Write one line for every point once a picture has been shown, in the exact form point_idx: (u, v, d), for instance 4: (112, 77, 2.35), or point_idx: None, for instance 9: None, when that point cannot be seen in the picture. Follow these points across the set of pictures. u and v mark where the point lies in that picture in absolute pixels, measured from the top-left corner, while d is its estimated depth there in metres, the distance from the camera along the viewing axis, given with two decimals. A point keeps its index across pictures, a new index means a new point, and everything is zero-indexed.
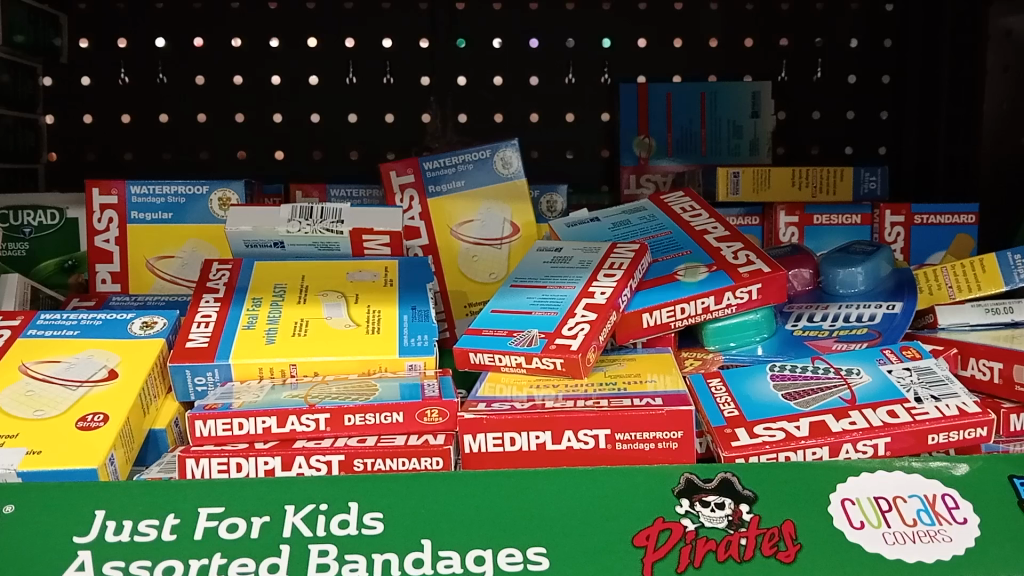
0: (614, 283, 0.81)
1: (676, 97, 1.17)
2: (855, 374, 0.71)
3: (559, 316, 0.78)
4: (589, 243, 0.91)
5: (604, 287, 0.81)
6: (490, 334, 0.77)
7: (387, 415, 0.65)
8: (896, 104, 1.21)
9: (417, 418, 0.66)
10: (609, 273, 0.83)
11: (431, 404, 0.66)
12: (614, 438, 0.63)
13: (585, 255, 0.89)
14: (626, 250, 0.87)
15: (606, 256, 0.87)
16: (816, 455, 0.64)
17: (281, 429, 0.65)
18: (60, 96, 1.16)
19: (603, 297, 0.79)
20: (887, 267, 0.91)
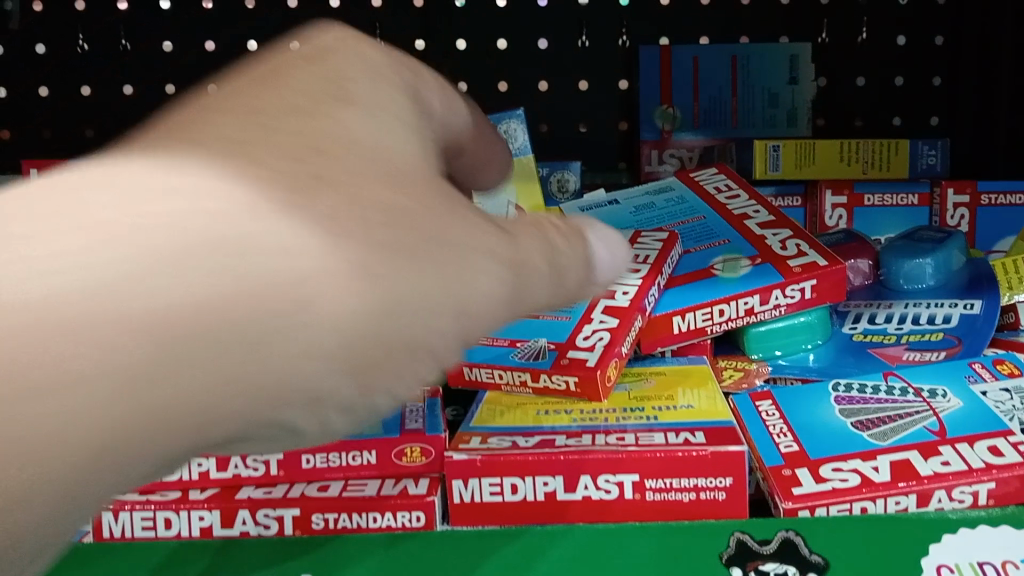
0: (640, 280, 0.66)
1: (703, 61, 1.00)
2: (940, 398, 0.57)
3: (573, 322, 0.64)
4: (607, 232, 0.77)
5: (627, 286, 0.66)
6: (488, 344, 0.64)
7: (356, 454, 0.53)
8: (953, 69, 1.02)
9: (393, 458, 0.54)
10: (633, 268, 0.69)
11: (411, 441, 0.53)
12: (642, 485, 0.50)
13: None
14: (655, 241, 0.73)
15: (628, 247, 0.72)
16: (901, 506, 0.50)
17: (222, 474, 0.53)
18: (10, 67, 0.99)
19: (627, 299, 0.64)
20: (959, 258, 0.77)
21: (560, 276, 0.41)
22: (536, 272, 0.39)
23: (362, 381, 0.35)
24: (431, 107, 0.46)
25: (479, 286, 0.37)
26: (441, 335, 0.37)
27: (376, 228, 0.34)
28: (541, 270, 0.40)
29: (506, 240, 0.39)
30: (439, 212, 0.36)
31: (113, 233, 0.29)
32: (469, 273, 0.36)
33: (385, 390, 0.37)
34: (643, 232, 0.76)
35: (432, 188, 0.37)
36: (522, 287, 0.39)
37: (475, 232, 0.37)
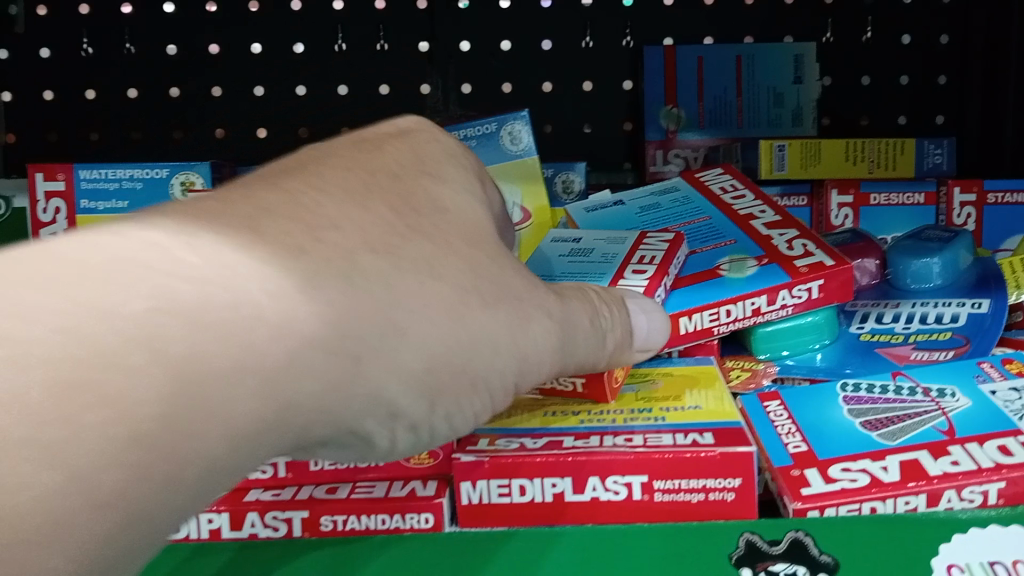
0: (646, 280, 0.66)
1: (708, 61, 1.00)
2: (949, 398, 0.57)
3: None
4: (614, 233, 0.77)
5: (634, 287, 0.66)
6: None
7: None
8: (958, 67, 1.02)
9: (401, 460, 0.54)
10: (639, 269, 0.69)
11: None
12: (651, 487, 0.50)
13: (608, 247, 0.74)
14: (661, 242, 0.73)
15: (634, 249, 0.72)
16: (910, 506, 0.50)
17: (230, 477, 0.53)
18: (16, 71, 0.99)
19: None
20: (966, 257, 0.77)
21: (599, 332, 0.53)
22: (579, 329, 0.51)
23: (438, 403, 0.44)
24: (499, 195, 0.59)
25: (537, 335, 0.48)
26: (500, 373, 0.47)
27: (466, 281, 0.44)
28: (583, 325, 0.52)
29: (557, 302, 0.50)
30: (511, 275, 0.48)
31: (252, 271, 0.35)
32: (532, 323, 0.47)
33: (445, 416, 0.45)
34: (649, 233, 0.76)
35: (500, 254, 0.48)
36: (568, 338, 0.51)
37: (536, 296, 0.49)
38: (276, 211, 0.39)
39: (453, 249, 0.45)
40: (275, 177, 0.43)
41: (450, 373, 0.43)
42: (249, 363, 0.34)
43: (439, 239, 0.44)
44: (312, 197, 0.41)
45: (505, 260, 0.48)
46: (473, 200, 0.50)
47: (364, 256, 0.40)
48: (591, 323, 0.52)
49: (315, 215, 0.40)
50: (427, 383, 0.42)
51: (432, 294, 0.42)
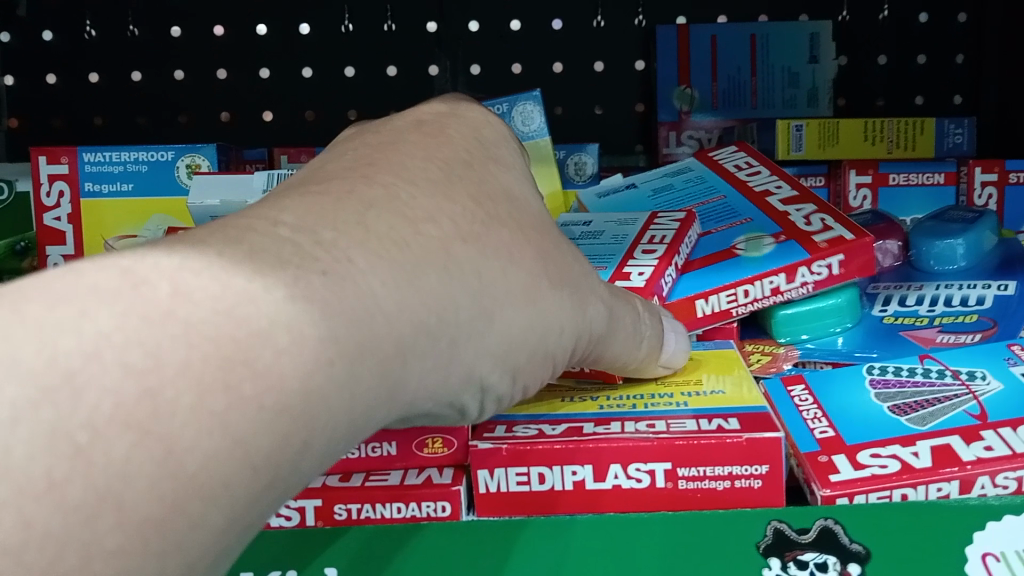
0: (655, 261, 0.65)
1: (722, 40, 0.97)
2: (980, 380, 0.56)
3: None
4: (625, 215, 0.75)
5: (642, 267, 0.64)
6: None
7: (378, 446, 0.52)
8: (976, 46, 0.99)
9: (415, 449, 0.52)
10: (648, 250, 0.67)
11: (431, 432, 0.52)
12: (675, 474, 0.49)
13: (619, 229, 0.72)
14: (671, 222, 0.71)
15: (645, 230, 0.71)
16: (942, 493, 0.48)
17: None
18: (19, 54, 0.98)
19: (642, 279, 0.63)
20: (991, 239, 0.75)
21: (643, 330, 0.54)
22: (628, 322, 0.53)
23: (518, 377, 0.46)
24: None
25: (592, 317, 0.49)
26: (563, 349, 0.48)
27: (540, 264, 0.46)
28: (631, 317, 0.54)
29: (609, 294, 0.52)
30: (569, 260, 0.49)
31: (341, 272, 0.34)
32: (588, 307, 0.49)
33: (522, 386, 0.47)
34: (660, 215, 0.74)
35: (547, 228, 0.49)
36: (619, 329, 0.52)
37: (591, 285, 0.50)
38: (377, 207, 0.38)
39: (526, 237, 0.46)
40: (364, 172, 0.41)
41: (528, 352, 0.46)
42: (336, 343, 0.33)
43: (515, 228, 0.45)
44: (404, 190, 0.40)
45: (553, 235, 0.50)
46: (530, 185, 0.52)
47: (457, 247, 0.40)
48: (636, 316, 0.54)
49: (408, 207, 0.40)
50: (512, 354, 0.45)
51: (513, 276, 0.44)
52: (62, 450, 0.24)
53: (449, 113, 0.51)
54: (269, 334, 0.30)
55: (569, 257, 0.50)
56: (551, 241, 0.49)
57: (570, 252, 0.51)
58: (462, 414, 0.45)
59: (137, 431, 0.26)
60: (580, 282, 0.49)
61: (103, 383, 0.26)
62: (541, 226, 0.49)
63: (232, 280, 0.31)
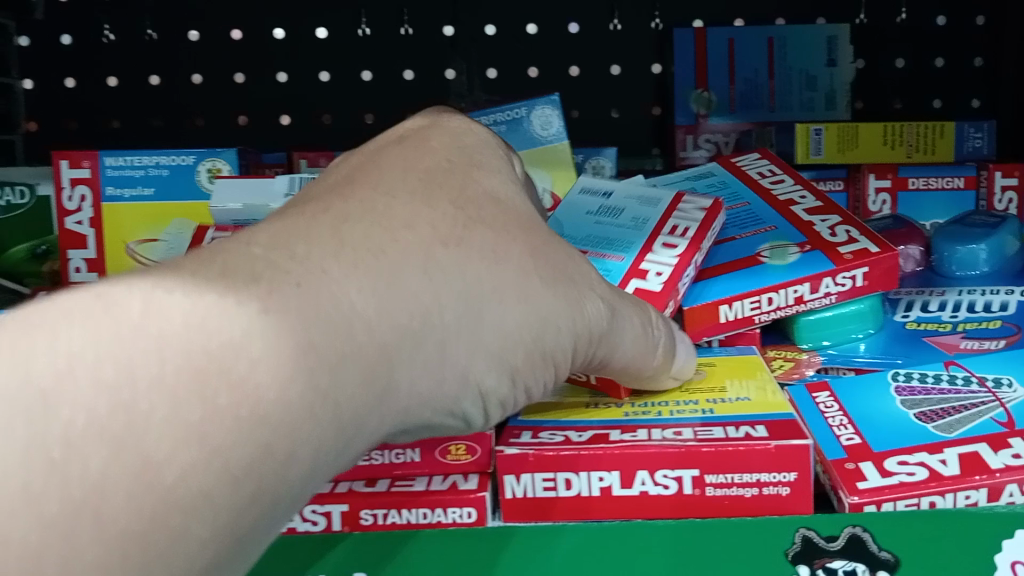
0: (675, 257, 0.65)
1: (739, 43, 0.97)
2: (1006, 388, 0.55)
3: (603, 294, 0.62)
4: (645, 192, 0.75)
5: (660, 265, 0.64)
6: None
7: (402, 453, 0.52)
8: (994, 50, 0.99)
9: (439, 455, 0.53)
10: (669, 243, 0.67)
11: (457, 438, 0.52)
12: (703, 481, 0.49)
13: (638, 210, 0.73)
14: (697, 210, 0.71)
15: (667, 216, 0.70)
16: (971, 501, 0.47)
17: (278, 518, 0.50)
18: (38, 59, 0.98)
19: (660, 281, 0.63)
20: (1014, 244, 0.75)
21: (649, 326, 0.55)
22: (632, 319, 0.53)
23: (517, 379, 0.47)
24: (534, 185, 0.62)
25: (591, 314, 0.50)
26: (565, 348, 0.49)
27: (530, 258, 0.47)
28: (635, 313, 0.54)
29: (607, 290, 0.52)
30: (565, 258, 0.50)
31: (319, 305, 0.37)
32: (586, 304, 0.49)
33: (524, 386, 0.48)
34: (686, 194, 0.73)
35: (537, 228, 0.50)
36: (623, 325, 0.53)
37: (589, 282, 0.51)
38: (362, 231, 0.41)
39: (510, 233, 0.47)
40: (346, 189, 0.45)
41: (525, 349, 0.46)
42: None
43: (498, 226, 0.46)
44: (382, 202, 0.43)
45: (545, 233, 0.50)
46: (516, 185, 0.53)
47: (438, 251, 0.42)
48: (641, 319, 0.54)
49: (385, 216, 0.42)
50: (509, 351, 0.46)
51: (501, 276, 0.44)
52: (37, 463, 0.28)
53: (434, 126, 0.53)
54: (240, 345, 0.34)
55: (564, 256, 0.50)
56: (543, 246, 0.49)
57: (567, 249, 0.51)
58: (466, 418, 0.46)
59: (110, 446, 0.30)
60: (580, 279, 0.50)
61: (76, 400, 0.30)
62: (529, 234, 0.49)
63: (202, 297, 0.34)
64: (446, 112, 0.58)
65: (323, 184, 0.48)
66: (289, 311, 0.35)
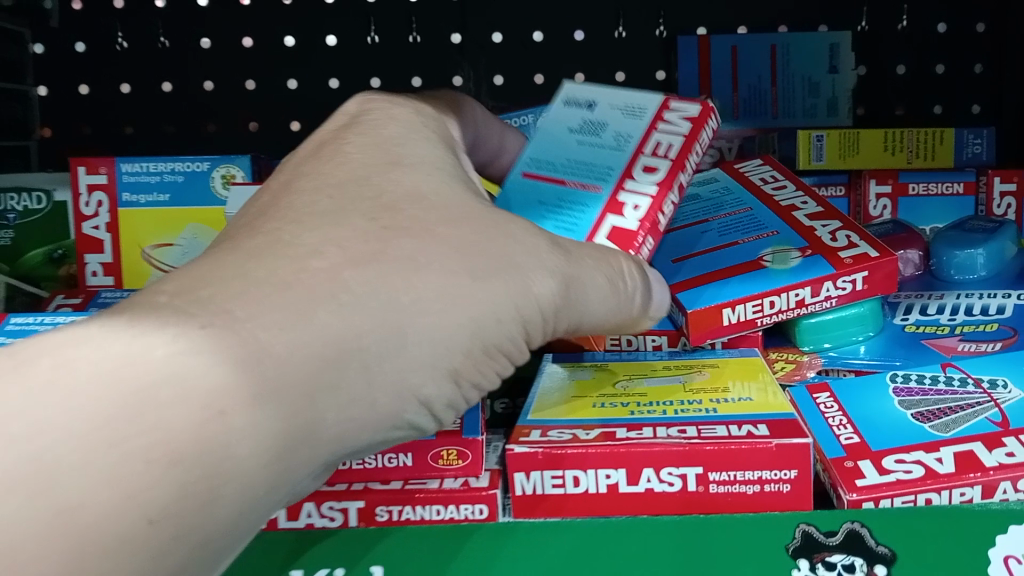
0: (652, 189, 0.66)
1: (743, 51, 0.98)
2: (1001, 389, 0.57)
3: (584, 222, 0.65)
4: (630, 100, 0.73)
5: (638, 197, 0.66)
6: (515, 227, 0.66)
7: (392, 457, 0.54)
8: (995, 55, 1.00)
9: (430, 460, 0.54)
10: (649, 163, 0.68)
11: (447, 444, 0.54)
12: (706, 478, 0.51)
13: (622, 125, 0.71)
14: (682, 121, 0.70)
15: (649, 133, 0.70)
16: (965, 497, 0.49)
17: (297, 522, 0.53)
18: (53, 66, 1.00)
19: (636, 218, 0.65)
20: (1011, 248, 0.77)
21: (614, 297, 0.57)
22: (588, 293, 0.56)
23: (461, 378, 0.49)
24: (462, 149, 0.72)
25: (541, 292, 0.52)
26: (510, 336, 0.51)
27: (455, 255, 0.49)
28: (596, 285, 0.56)
29: (565, 260, 0.55)
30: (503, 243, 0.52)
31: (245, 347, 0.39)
32: (533, 285, 0.52)
33: (473, 383, 0.51)
34: (674, 99, 0.72)
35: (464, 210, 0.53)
36: (575, 301, 0.55)
37: (539, 256, 0.53)
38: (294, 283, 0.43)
39: (429, 234, 0.49)
40: (277, 215, 0.49)
41: (463, 349, 0.48)
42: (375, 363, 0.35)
43: (417, 229, 0.49)
44: (288, 231, 0.47)
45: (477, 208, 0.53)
46: (442, 172, 0.56)
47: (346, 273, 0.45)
48: (605, 278, 0.57)
49: (293, 245, 0.46)
50: (448, 353, 0.48)
51: (427, 283, 0.47)
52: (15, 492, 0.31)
53: (342, 135, 0.59)
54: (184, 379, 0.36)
55: (508, 243, 0.52)
56: (470, 227, 0.51)
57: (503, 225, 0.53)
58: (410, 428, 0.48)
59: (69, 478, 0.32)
60: (521, 265, 0.52)
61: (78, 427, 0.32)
62: (458, 230, 0.51)
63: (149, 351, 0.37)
64: (370, 104, 0.63)
65: (347, 199, 0.50)
66: (210, 344, 0.38)
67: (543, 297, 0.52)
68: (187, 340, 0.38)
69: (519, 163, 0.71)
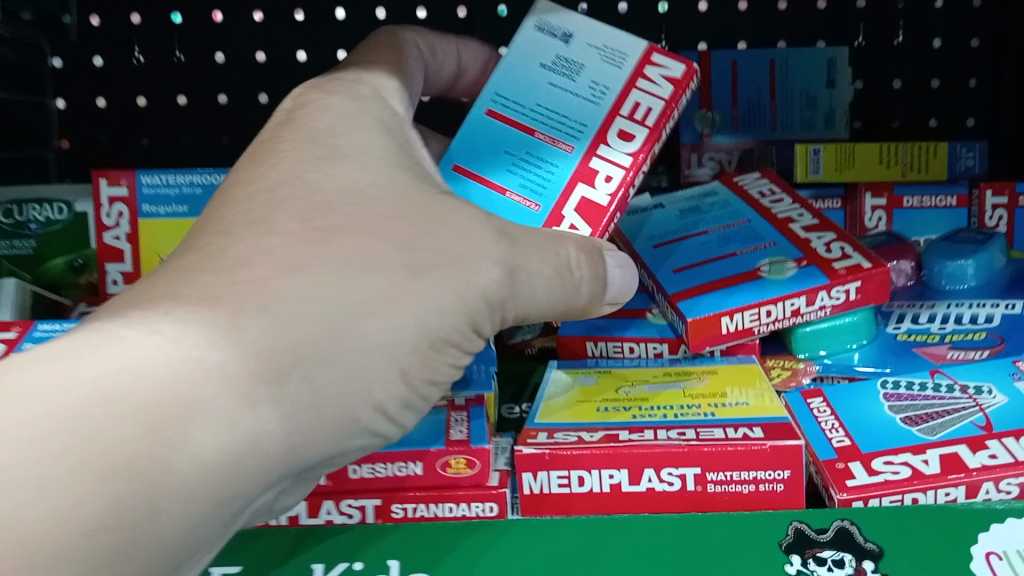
0: (624, 164, 0.68)
1: (742, 66, 1.00)
2: (986, 395, 0.60)
3: (554, 180, 0.68)
4: (610, 44, 0.74)
5: (609, 167, 0.68)
6: (483, 174, 0.69)
7: (402, 466, 0.57)
8: (990, 70, 1.02)
9: (438, 468, 0.57)
10: (625, 128, 0.70)
11: (455, 453, 0.57)
12: (704, 478, 0.54)
13: (600, 74, 0.72)
14: (663, 82, 0.71)
15: (627, 92, 0.71)
16: (949, 497, 0.52)
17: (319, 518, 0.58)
18: (72, 79, 1.00)
19: (606, 191, 0.68)
20: (1000, 259, 0.79)
21: (563, 285, 0.60)
22: (535, 282, 0.58)
23: (411, 379, 0.54)
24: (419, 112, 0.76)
25: (482, 282, 0.55)
26: (453, 323, 0.55)
27: (392, 252, 0.53)
28: (544, 275, 0.59)
29: (509, 250, 0.57)
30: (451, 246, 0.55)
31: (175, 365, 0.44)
32: (474, 278, 0.55)
33: (420, 378, 0.54)
34: (658, 51, 0.73)
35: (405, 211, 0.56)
36: (520, 288, 0.58)
37: (479, 250, 0.56)
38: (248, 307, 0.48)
39: (365, 230, 0.53)
40: (296, 235, 0.52)
41: (408, 347, 0.53)
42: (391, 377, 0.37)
43: (349, 227, 0.53)
44: (234, 239, 0.52)
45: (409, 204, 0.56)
46: (380, 162, 0.59)
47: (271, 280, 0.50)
48: (554, 266, 0.59)
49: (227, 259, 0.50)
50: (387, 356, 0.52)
51: (369, 285, 0.51)
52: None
53: (280, 128, 0.62)
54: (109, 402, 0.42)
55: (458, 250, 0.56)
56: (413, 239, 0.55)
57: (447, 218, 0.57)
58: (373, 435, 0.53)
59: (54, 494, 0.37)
60: (468, 266, 0.55)
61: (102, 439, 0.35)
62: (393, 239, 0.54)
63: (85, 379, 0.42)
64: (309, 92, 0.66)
65: (351, 211, 0.54)
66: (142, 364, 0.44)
67: (485, 289, 0.56)
68: (129, 357, 0.44)
69: (484, 96, 0.72)
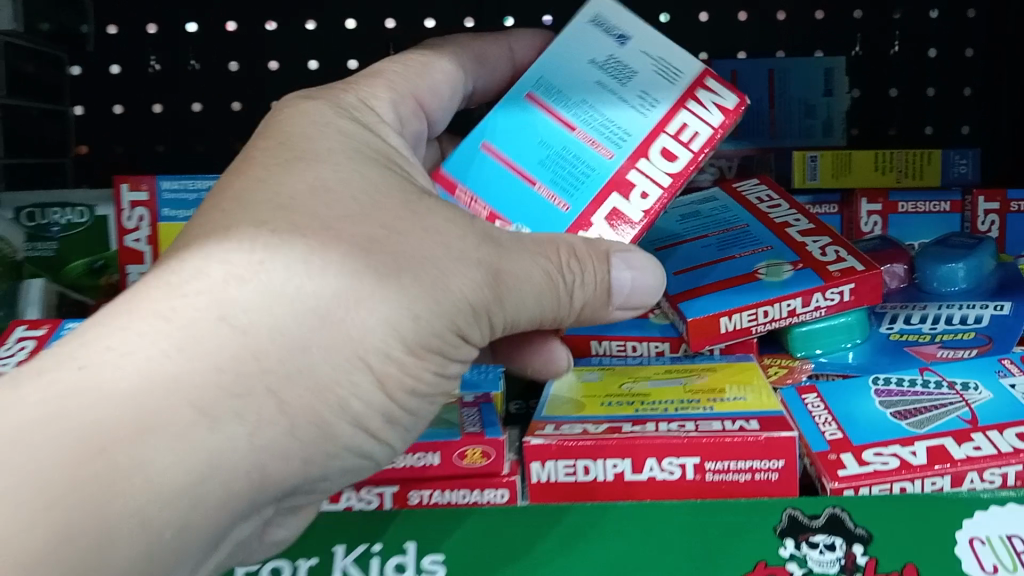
0: (661, 185, 0.69)
1: (742, 74, 1.02)
2: (972, 390, 0.63)
3: (586, 185, 0.69)
4: (667, 57, 0.73)
5: (645, 184, 0.69)
6: (515, 161, 0.71)
7: (422, 457, 0.60)
8: (983, 79, 1.05)
9: (455, 458, 0.60)
10: (670, 148, 0.70)
11: (472, 443, 0.60)
12: (703, 467, 0.57)
13: (650, 86, 0.71)
14: (714, 109, 0.71)
15: (677, 109, 0.70)
16: (935, 486, 0.56)
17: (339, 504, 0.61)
18: (89, 87, 1.03)
19: (639, 208, 0.69)
20: (991, 262, 0.82)
21: (551, 289, 0.62)
22: (521, 286, 0.60)
23: (386, 384, 0.55)
24: (431, 119, 0.79)
25: (461, 284, 0.57)
26: (431, 326, 0.56)
27: (357, 254, 0.54)
28: (528, 279, 0.60)
29: (491, 253, 0.59)
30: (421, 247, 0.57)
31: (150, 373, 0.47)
32: (451, 281, 0.57)
33: (396, 383, 0.56)
34: (713, 76, 0.72)
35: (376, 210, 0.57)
36: (505, 291, 0.60)
37: (461, 254, 0.58)
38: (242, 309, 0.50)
39: (331, 230, 0.55)
40: (312, 234, 0.54)
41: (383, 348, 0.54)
42: None
43: (318, 226, 0.55)
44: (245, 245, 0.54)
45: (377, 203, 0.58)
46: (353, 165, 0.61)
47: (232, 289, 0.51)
48: (541, 271, 0.61)
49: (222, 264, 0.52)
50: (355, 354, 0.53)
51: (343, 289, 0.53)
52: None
53: (262, 139, 0.64)
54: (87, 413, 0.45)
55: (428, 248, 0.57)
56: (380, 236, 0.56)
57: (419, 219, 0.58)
58: (357, 449, 0.56)
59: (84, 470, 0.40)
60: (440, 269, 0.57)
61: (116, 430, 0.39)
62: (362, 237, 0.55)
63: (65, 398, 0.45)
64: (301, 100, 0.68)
65: (368, 206, 0.57)
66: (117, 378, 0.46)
67: (464, 291, 0.57)
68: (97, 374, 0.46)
69: (529, 79, 0.73)
